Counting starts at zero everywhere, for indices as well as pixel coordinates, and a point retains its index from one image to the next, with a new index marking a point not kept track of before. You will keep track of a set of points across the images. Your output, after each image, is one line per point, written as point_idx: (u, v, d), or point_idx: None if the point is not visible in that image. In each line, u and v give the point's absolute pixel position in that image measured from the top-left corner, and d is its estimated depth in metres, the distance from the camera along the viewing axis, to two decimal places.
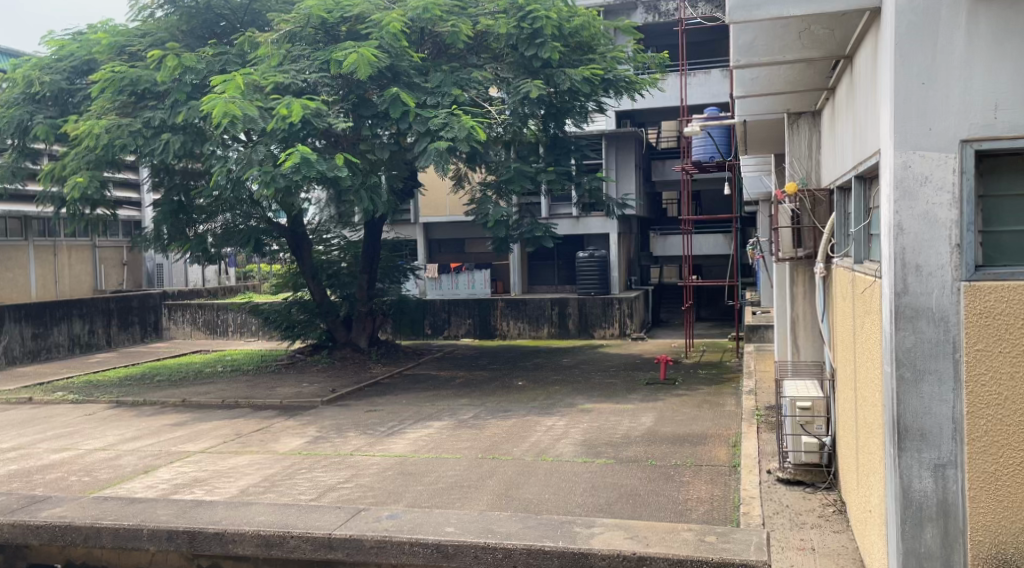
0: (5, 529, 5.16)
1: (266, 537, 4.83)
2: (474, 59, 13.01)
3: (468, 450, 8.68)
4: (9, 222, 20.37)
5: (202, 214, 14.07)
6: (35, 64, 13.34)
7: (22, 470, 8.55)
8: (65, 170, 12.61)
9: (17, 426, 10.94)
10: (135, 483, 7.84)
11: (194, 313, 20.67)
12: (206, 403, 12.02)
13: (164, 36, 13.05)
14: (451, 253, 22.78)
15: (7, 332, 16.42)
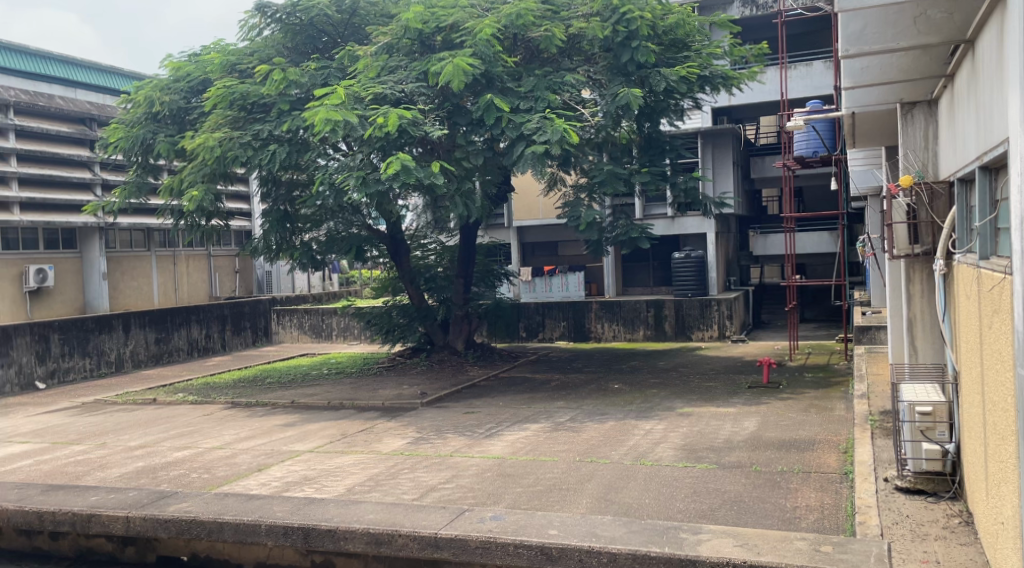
0: (136, 522, 5.42)
1: (376, 535, 4.93)
2: (567, 62, 13.01)
3: (566, 453, 8.67)
4: (133, 235, 21.88)
5: (306, 222, 14.61)
6: (156, 84, 14.11)
7: (148, 466, 9.03)
8: (182, 183, 13.24)
9: (142, 425, 11.57)
10: (250, 480, 8.17)
11: (301, 318, 21.39)
12: (312, 404, 12.41)
13: (270, 53, 13.60)
14: (544, 258, 22.85)
15: (133, 337, 17.46)
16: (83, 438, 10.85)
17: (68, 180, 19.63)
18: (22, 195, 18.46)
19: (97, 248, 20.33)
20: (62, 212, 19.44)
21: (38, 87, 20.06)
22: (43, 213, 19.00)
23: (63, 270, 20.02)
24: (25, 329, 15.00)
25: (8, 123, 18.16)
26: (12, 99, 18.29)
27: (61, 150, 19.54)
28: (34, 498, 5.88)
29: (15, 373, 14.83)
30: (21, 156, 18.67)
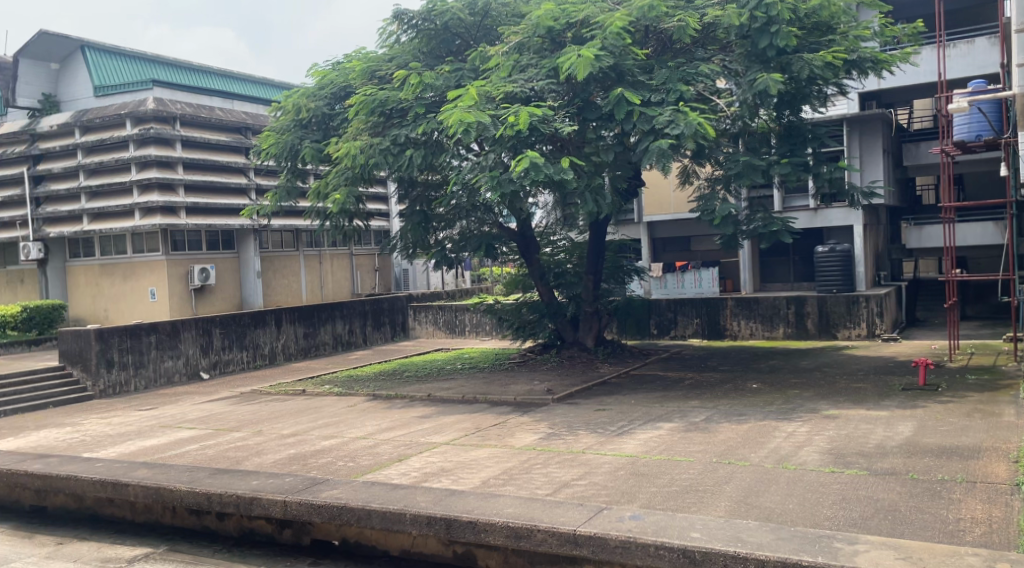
0: (292, 506, 5.66)
1: (515, 528, 4.94)
2: (701, 52, 12.66)
3: (702, 453, 8.42)
4: (284, 236, 23.43)
5: (441, 221, 14.92)
6: (303, 93, 14.84)
7: (299, 453, 9.45)
8: (326, 186, 13.81)
9: (292, 414, 12.14)
10: (391, 470, 8.40)
11: (435, 314, 21.91)
12: (448, 398, 12.64)
13: (407, 58, 13.94)
14: (677, 254, 22.38)
15: (284, 331, 18.36)
16: (240, 426, 11.47)
17: (227, 185, 21.24)
18: (188, 200, 20.26)
19: (252, 248, 22.01)
20: (225, 216, 21.27)
21: (200, 99, 21.72)
22: (206, 217, 20.80)
23: (223, 269, 21.78)
24: (190, 323, 16.21)
25: (175, 133, 20.09)
26: (179, 113, 20.24)
27: (220, 158, 21.27)
28: (202, 480, 6.22)
29: (182, 364, 16.07)
30: (187, 164, 20.44)
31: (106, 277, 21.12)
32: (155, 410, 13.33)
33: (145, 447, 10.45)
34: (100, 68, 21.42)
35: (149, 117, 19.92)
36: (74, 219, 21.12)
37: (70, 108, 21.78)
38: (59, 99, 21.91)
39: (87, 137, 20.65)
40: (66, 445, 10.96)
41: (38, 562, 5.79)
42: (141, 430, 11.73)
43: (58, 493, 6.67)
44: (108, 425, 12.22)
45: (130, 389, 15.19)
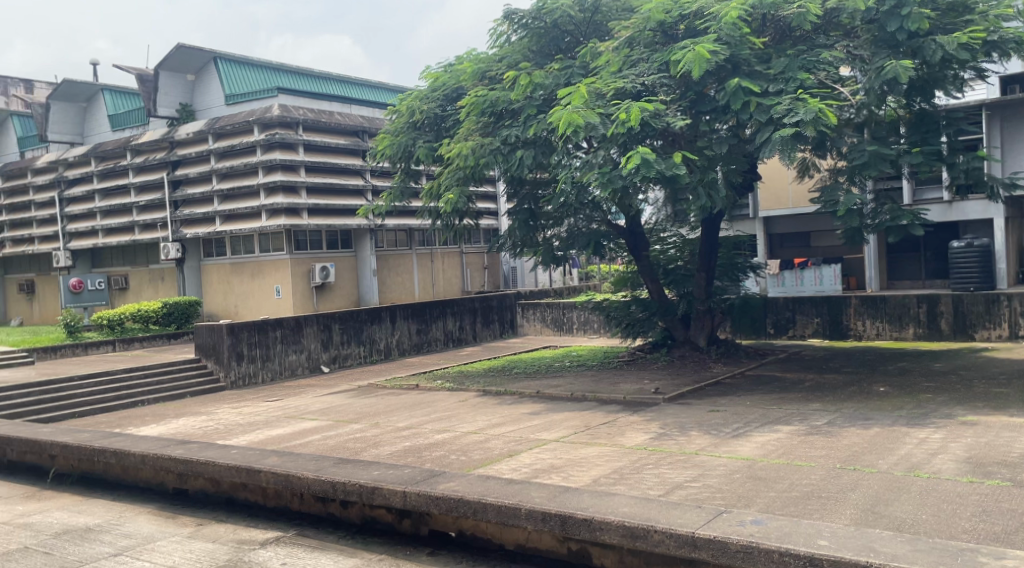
0: (412, 496, 5.74)
1: (631, 528, 4.83)
2: (823, 39, 12.11)
3: (824, 459, 8.05)
4: (397, 235, 24.00)
5: (549, 220, 14.88)
6: (416, 95, 15.09)
7: (413, 446, 9.60)
8: (439, 187, 13.97)
9: (407, 408, 12.37)
10: (502, 465, 8.41)
11: (543, 311, 21.88)
12: (558, 395, 12.58)
13: (517, 58, 13.93)
14: (796, 250, 21.58)
15: (399, 327, 18.77)
16: (358, 418, 11.76)
17: (345, 187, 21.89)
18: (310, 201, 20.99)
19: (368, 247, 22.67)
20: (344, 217, 21.95)
21: (321, 105, 22.46)
22: (327, 218, 21.54)
23: (341, 268, 22.49)
24: (312, 319, 16.79)
25: (297, 138, 20.88)
26: (301, 118, 20.99)
27: (340, 161, 21.96)
28: (327, 469, 6.39)
29: (304, 358, 16.67)
30: (309, 167, 21.24)
31: (235, 274, 22.23)
32: (279, 401, 13.87)
33: (271, 436, 10.86)
34: (230, 77, 22.42)
35: (275, 123, 20.79)
36: (206, 221, 22.28)
37: (205, 117, 22.96)
38: (195, 108, 23.12)
39: (219, 143, 21.71)
40: (199, 433, 11.54)
41: (181, 541, 6.07)
42: (268, 420, 12.21)
43: (198, 477, 6.97)
44: (237, 415, 12.79)
45: (258, 380, 15.90)
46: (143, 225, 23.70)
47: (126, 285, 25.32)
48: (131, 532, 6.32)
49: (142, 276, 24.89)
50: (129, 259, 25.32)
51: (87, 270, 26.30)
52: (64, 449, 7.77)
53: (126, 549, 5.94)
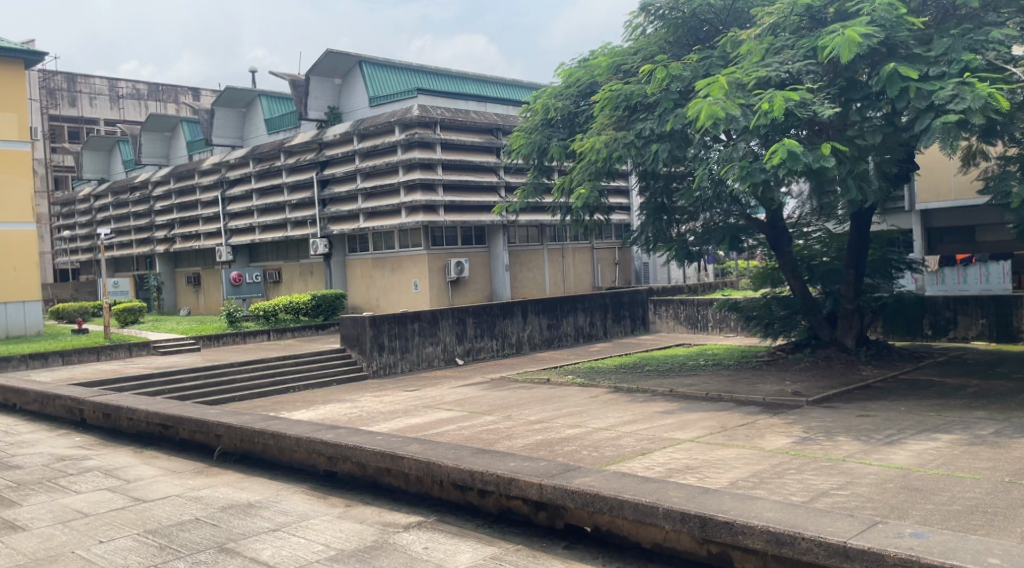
0: (548, 489, 5.75)
1: (776, 534, 4.64)
2: (991, 16, 11.22)
3: (989, 471, 7.46)
4: (529, 231, 24.24)
5: (683, 214, 14.58)
6: (550, 92, 15.11)
7: (545, 440, 9.62)
8: (572, 182, 13.89)
9: (539, 402, 12.42)
10: (636, 463, 8.29)
11: (677, 308, 21.49)
12: (693, 394, 12.29)
13: (653, 50, 13.68)
14: (956, 245, 20.33)
15: (530, 322, 18.88)
16: (492, 411, 11.92)
17: (480, 184, 22.28)
18: (446, 198, 21.47)
19: (501, 242, 22.97)
20: (478, 213, 22.32)
21: (457, 104, 22.88)
22: (461, 214, 21.91)
23: (475, 263, 22.92)
24: (447, 313, 17.17)
25: (435, 137, 21.35)
26: (440, 117, 21.46)
27: (474, 159, 22.30)
28: (466, 458, 6.50)
29: (440, 350, 17.06)
30: (445, 165, 21.65)
31: (378, 268, 23.11)
32: (417, 392, 14.26)
33: (409, 424, 11.18)
34: (374, 79, 23.22)
35: (415, 123, 21.33)
36: (351, 218, 23.20)
37: (351, 119, 23.87)
38: (342, 111, 24.10)
39: (364, 144, 22.53)
40: (345, 419, 12.03)
41: (331, 520, 6.33)
42: (407, 408, 12.57)
43: (346, 461, 7.24)
44: (378, 403, 13.24)
45: (397, 371, 16.42)
46: (295, 222, 24.95)
47: (279, 279, 26.84)
48: (286, 509, 6.65)
49: (293, 270, 26.27)
50: (282, 254, 26.77)
51: (246, 264, 28.15)
52: (229, 429, 8.28)
53: (282, 525, 6.25)
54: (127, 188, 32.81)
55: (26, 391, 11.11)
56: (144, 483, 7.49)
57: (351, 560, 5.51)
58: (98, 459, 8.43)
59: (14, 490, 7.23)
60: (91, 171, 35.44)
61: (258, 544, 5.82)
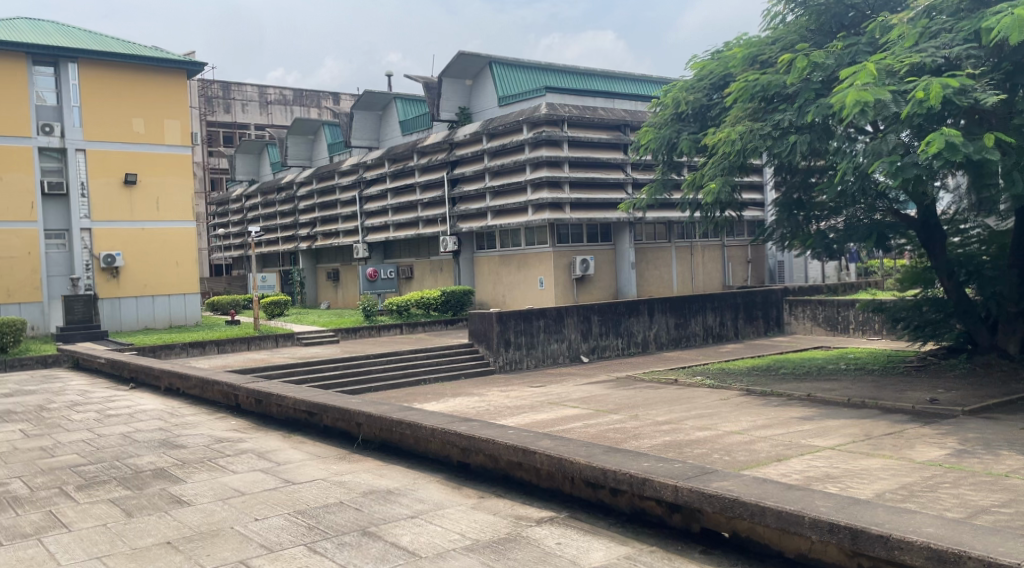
0: (684, 492, 5.64)
1: (937, 551, 4.38)
2: None
3: None
4: (657, 228, 23.94)
5: (823, 210, 13.95)
6: (681, 85, 14.83)
7: (675, 441, 9.47)
8: (702, 177, 13.56)
9: (668, 403, 12.24)
10: (772, 469, 8.03)
11: (815, 308, 20.70)
12: (832, 400, 11.77)
13: (793, 38, 13.16)
14: None
15: (657, 321, 18.57)
16: (620, 409, 11.84)
17: (607, 181, 22.16)
18: (572, 196, 21.49)
19: (627, 240, 22.80)
20: (605, 210, 22.22)
21: (585, 101, 22.79)
22: (587, 212, 21.86)
23: (601, 261, 22.83)
24: (573, 310, 17.18)
25: (563, 135, 21.39)
26: (567, 115, 21.46)
27: (601, 156, 22.16)
28: (599, 456, 6.47)
29: (566, 347, 17.08)
30: (572, 162, 21.64)
31: (505, 266, 23.42)
32: (544, 388, 14.34)
33: (538, 420, 11.27)
34: (503, 79, 23.47)
35: (543, 121, 21.41)
36: (479, 216, 23.60)
37: (480, 119, 24.25)
38: (472, 111, 24.52)
39: (493, 143, 22.80)
40: (474, 412, 12.25)
41: (466, 511, 6.46)
42: (534, 404, 12.66)
43: (479, 453, 7.35)
44: (506, 397, 13.41)
45: (524, 367, 16.59)
46: (426, 220, 25.59)
47: (411, 275, 27.69)
48: (422, 498, 6.84)
49: (425, 266, 26.97)
50: (414, 251, 27.57)
51: (380, 261, 29.19)
52: (368, 418, 8.59)
53: (420, 513, 6.43)
54: (273, 188, 34.59)
55: (187, 376, 11.95)
56: (292, 466, 7.89)
57: (486, 550, 5.61)
58: (251, 442, 8.96)
59: (179, 467, 7.78)
60: (242, 173, 37.66)
61: (399, 529, 6.01)
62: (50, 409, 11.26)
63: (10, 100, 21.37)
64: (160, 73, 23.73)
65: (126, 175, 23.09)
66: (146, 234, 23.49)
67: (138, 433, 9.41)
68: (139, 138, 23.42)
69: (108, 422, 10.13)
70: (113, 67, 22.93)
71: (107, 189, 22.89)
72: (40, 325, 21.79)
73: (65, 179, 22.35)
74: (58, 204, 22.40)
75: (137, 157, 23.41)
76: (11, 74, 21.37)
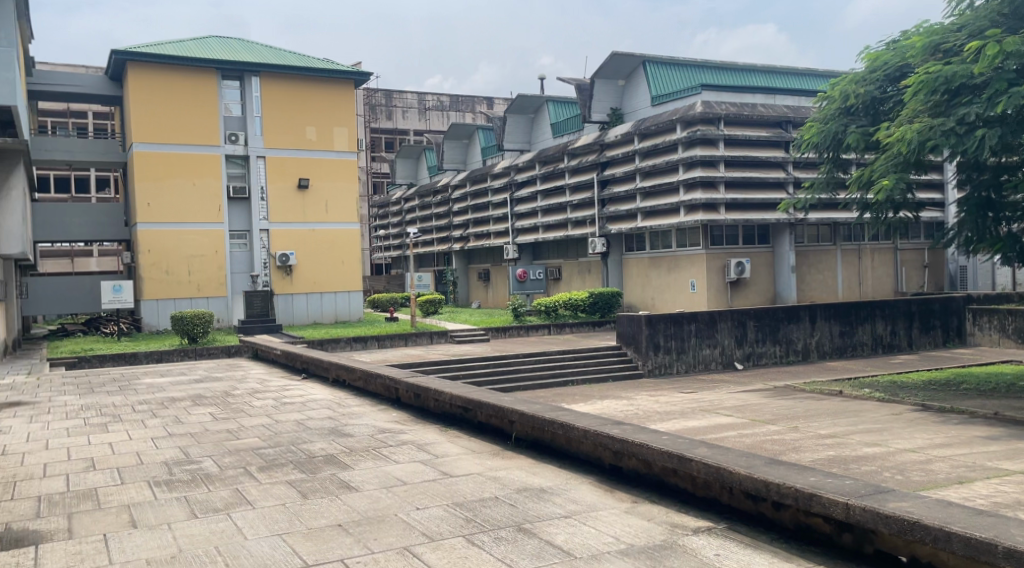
0: (857, 511, 5.34)
1: None
2: None
3: None
4: (821, 230, 22.85)
5: (1014, 211, 12.79)
6: (852, 78, 14.09)
7: (840, 457, 8.99)
8: (873, 174, 12.79)
9: (831, 415, 11.64)
10: (952, 492, 7.46)
11: (1003, 319, 19.05)
12: (1022, 420, 10.80)
13: (983, 25, 12.14)
14: None
15: (820, 328, 17.70)
16: (779, 420, 11.38)
17: (767, 180, 21.38)
18: (728, 196, 20.91)
19: (787, 243, 21.88)
20: (763, 211, 21.46)
21: (744, 98, 22.10)
22: (743, 213, 21.21)
23: (758, 263, 22.06)
24: (726, 315, 16.67)
25: (719, 133, 20.80)
26: (724, 113, 20.85)
27: (760, 154, 21.40)
28: (760, 468, 6.23)
29: (718, 353, 16.61)
30: (728, 162, 21.05)
31: (655, 268, 23.06)
32: (695, 394, 14.02)
33: (691, 427, 11.02)
34: (658, 79, 23.15)
35: (697, 120, 20.89)
36: (630, 217, 23.41)
37: (632, 119, 24.00)
38: (624, 112, 24.33)
39: (644, 143, 22.50)
40: (625, 416, 12.13)
41: (620, 514, 6.42)
42: (685, 411, 12.39)
43: (632, 458, 7.25)
44: (657, 402, 13.20)
45: (673, 371, 16.30)
46: (575, 222, 25.65)
47: (560, 276, 27.84)
48: (576, 498, 6.85)
49: (573, 268, 27.03)
50: (563, 252, 27.68)
51: (530, 262, 29.51)
52: (521, 416, 8.68)
53: (574, 513, 6.45)
54: (429, 192, 35.71)
55: (352, 368, 12.55)
56: (449, 459, 8.12)
57: (642, 556, 5.55)
58: (411, 434, 9.29)
59: (347, 455, 8.19)
60: (402, 177, 39.23)
61: (553, 528, 6.05)
62: (234, 395, 12.17)
63: (203, 112, 23.31)
64: (331, 83, 25.07)
65: (299, 180, 24.56)
66: (316, 235, 24.86)
67: (309, 421, 9.98)
68: (311, 146, 24.85)
69: (284, 409, 10.82)
70: (289, 79, 24.46)
71: (283, 194, 24.44)
72: (225, 318, 23.56)
73: (247, 184, 24.10)
74: (241, 207, 24.17)
75: (309, 163, 24.84)
76: (203, 89, 23.30)
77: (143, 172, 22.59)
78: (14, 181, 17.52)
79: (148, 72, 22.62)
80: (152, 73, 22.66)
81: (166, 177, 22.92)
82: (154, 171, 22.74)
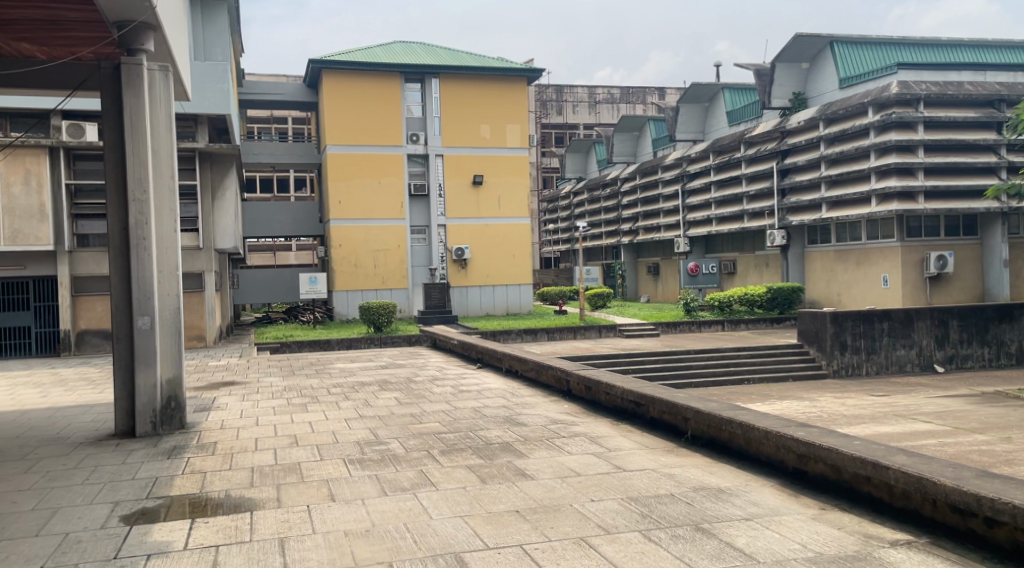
0: None
1: None
2: None
3: None
4: None
5: None
6: None
7: None
8: None
9: None
10: None
11: None
12: None
13: None
14: None
15: None
16: (988, 429, 10.42)
17: (975, 165, 19.66)
18: (927, 183, 19.39)
19: (999, 234, 19.95)
20: (969, 200, 19.72)
21: (947, 76, 20.46)
22: (945, 201, 19.61)
23: (964, 257, 20.33)
24: (925, 313, 15.51)
25: (918, 116, 19.32)
26: (923, 93, 19.38)
27: (966, 137, 19.72)
28: (970, 480, 5.72)
29: (915, 354, 15.47)
30: (928, 147, 19.53)
31: (842, 262, 21.82)
32: (888, 397, 13.13)
33: (886, 433, 10.32)
34: (847, 60, 21.80)
35: (892, 102, 19.54)
36: (813, 208, 22.29)
37: (818, 103, 22.76)
38: (808, 96, 23.11)
39: (830, 129, 21.30)
40: (810, 417, 11.56)
41: (807, 520, 6.12)
42: (877, 415, 11.63)
43: (819, 462, 6.88)
44: (845, 405, 12.48)
45: (862, 372, 15.34)
46: (752, 214, 24.75)
47: (734, 270, 26.81)
48: (758, 501, 6.61)
49: (749, 261, 26.05)
50: (739, 245, 26.74)
51: (702, 256, 28.68)
52: (697, 414, 8.47)
53: (755, 516, 6.22)
54: (599, 185, 35.64)
55: (525, 359, 12.77)
56: (623, 453, 8.07)
57: (833, 565, 5.27)
58: (584, 426, 9.32)
59: (522, 443, 8.34)
60: (572, 171, 39.43)
61: (733, 530, 5.87)
62: (416, 381, 12.72)
63: (388, 114, 24.51)
64: (504, 81, 25.54)
65: (474, 177, 25.27)
66: (490, 229, 25.49)
67: (486, 409, 10.26)
68: (485, 143, 25.46)
69: (462, 396, 11.19)
70: (465, 79, 25.16)
71: (459, 191, 25.26)
72: (406, 308, 24.69)
73: (427, 181, 25.09)
74: (421, 204, 25.18)
75: (484, 160, 25.49)
76: (387, 92, 24.50)
77: (335, 172, 24.05)
78: (229, 180, 19.04)
79: (340, 78, 24.04)
80: (343, 79, 24.08)
81: (355, 176, 24.29)
82: (345, 171, 24.16)
